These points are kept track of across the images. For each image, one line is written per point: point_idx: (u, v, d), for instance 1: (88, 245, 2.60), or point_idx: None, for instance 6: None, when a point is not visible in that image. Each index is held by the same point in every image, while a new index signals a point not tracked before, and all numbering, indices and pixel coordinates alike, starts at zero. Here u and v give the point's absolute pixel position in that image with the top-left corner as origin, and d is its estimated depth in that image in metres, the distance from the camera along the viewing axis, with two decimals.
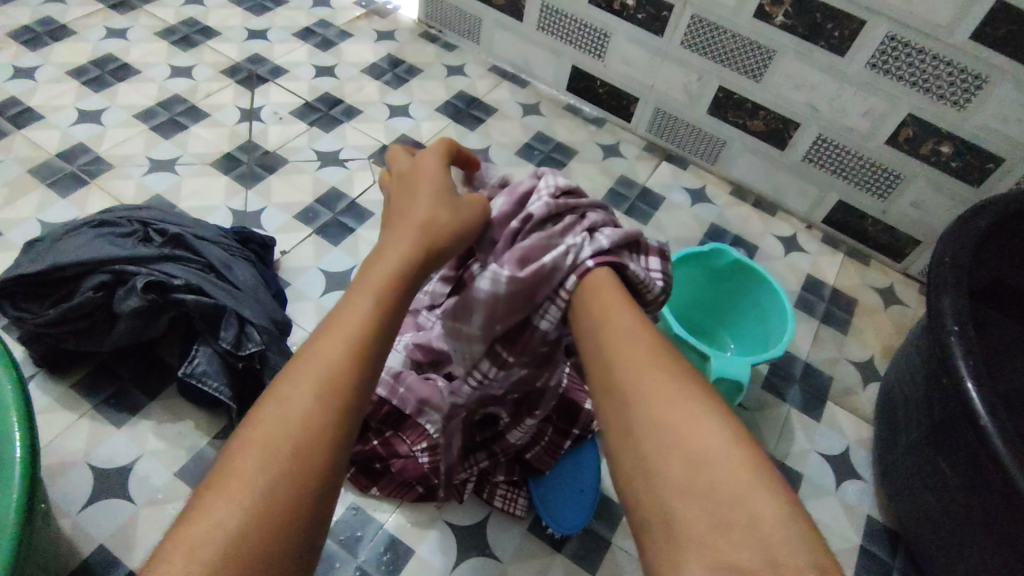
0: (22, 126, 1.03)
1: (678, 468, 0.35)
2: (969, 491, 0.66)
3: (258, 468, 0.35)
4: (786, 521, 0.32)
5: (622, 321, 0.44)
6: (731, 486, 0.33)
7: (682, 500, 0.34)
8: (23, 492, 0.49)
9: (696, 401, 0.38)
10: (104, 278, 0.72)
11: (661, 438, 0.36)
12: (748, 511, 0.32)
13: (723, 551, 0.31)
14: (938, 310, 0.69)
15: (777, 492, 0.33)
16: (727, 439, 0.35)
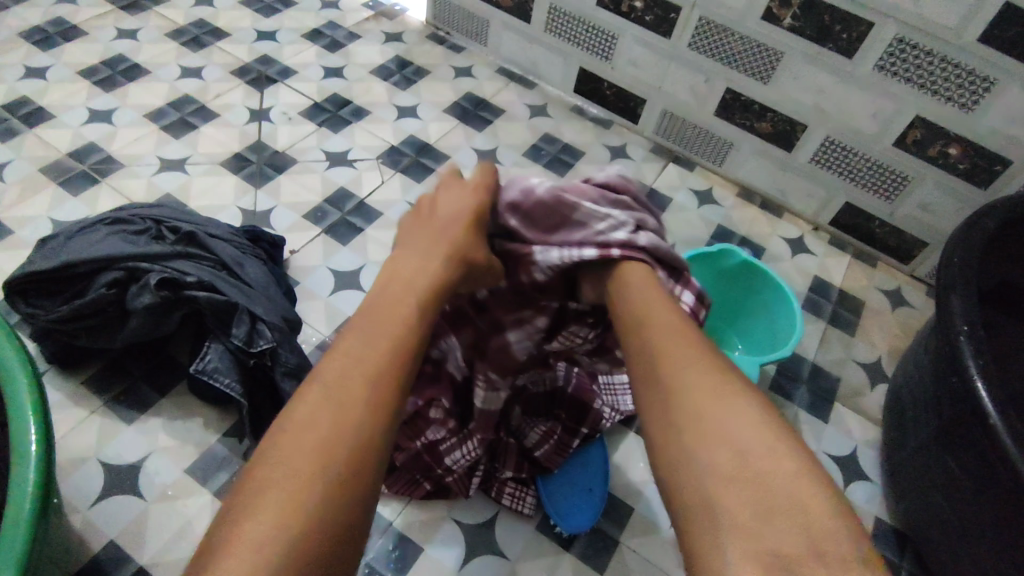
0: (33, 125, 1.04)
1: (718, 456, 0.36)
2: (978, 492, 0.66)
3: (310, 459, 0.36)
4: (828, 507, 0.33)
5: (650, 315, 0.47)
6: (771, 471, 0.35)
7: (720, 487, 0.35)
8: (39, 484, 0.49)
9: (732, 390, 0.40)
10: (117, 275, 0.72)
11: (699, 428, 0.38)
12: (791, 498, 0.34)
13: (769, 535, 0.33)
14: (947, 310, 0.69)
15: (816, 478, 0.35)
16: (764, 427, 0.37)
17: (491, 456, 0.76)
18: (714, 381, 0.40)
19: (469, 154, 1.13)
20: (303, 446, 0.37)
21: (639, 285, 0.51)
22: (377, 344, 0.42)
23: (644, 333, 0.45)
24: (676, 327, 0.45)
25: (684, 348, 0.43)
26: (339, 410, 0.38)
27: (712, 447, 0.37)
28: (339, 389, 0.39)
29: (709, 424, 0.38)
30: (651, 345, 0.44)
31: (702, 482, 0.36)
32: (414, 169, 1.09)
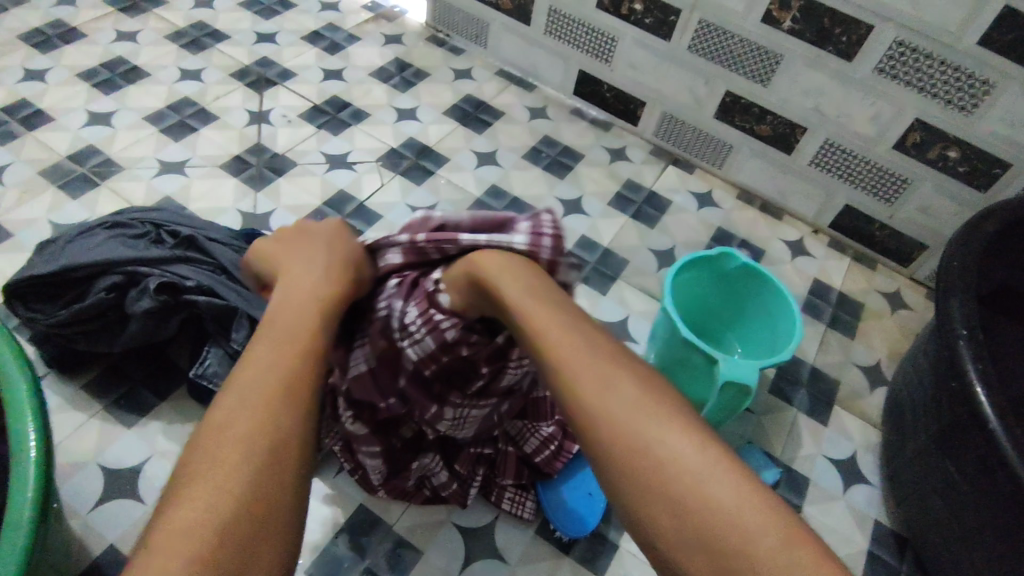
0: (33, 127, 1.04)
1: (659, 507, 0.34)
2: (977, 496, 0.66)
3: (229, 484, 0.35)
4: (780, 552, 0.32)
5: (561, 332, 0.42)
6: (720, 520, 0.33)
7: (671, 540, 0.34)
8: (38, 488, 0.49)
9: (668, 428, 0.36)
10: (117, 279, 0.72)
11: (631, 474, 0.35)
12: (742, 553, 0.32)
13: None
14: (947, 314, 0.69)
15: (768, 521, 0.33)
16: (711, 471, 0.35)
17: (490, 464, 0.76)
18: (648, 418, 0.37)
19: (468, 157, 1.13)
20: (229, 475, 0.35)
21: (526, 296, 0.45)
22: (277, 358, 0.41)
23: (554, 362, 0.41)
24: (584, 346, 0.41)
25: (602, 376, 0.39)
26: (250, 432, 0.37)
27: (651, 497, 0.35)
28: (240, 416, 0.38)
29: (647, 469, 0.35)
30: (565, 375, 0.40)
31: (651, 531, 0.35)
32: (413, 171, 1.09)
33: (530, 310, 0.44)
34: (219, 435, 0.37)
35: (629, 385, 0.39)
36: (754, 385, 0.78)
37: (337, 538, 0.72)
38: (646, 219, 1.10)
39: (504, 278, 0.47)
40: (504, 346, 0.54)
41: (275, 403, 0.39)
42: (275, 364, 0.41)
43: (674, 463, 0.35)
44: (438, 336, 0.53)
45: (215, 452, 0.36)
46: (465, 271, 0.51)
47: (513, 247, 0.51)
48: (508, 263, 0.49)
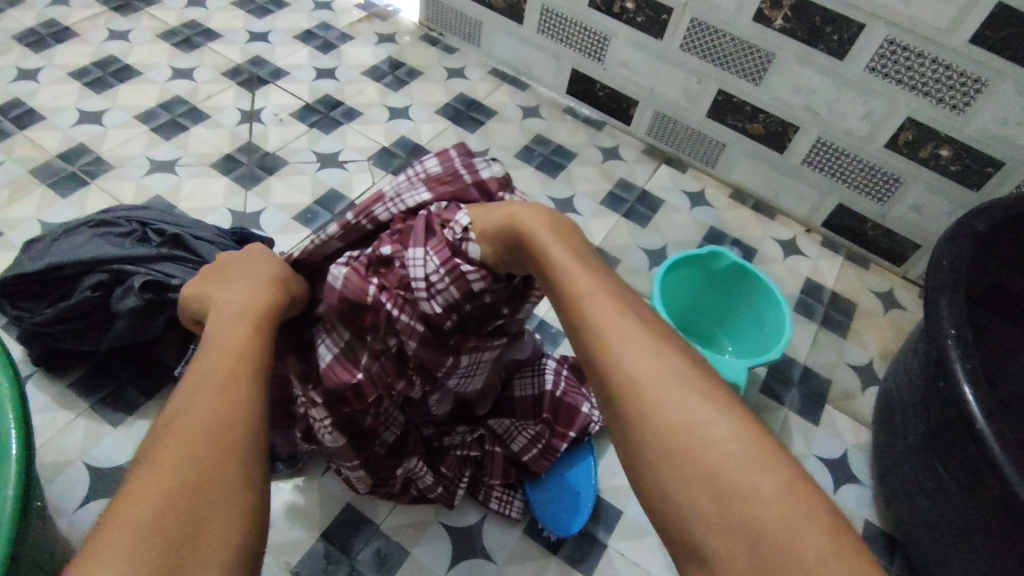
0: (24, 127, 1.03)
1: (690, 469, 0.30)
2: (965, 496, 0.66)
3: (178, 467, 0.33)
4: (826, 534, 0.28)
5: (585, 279, 0.40)
6: (774, 522, 0.28)
7: (711, 534, 0.29)
8: (18, 486, 0.49)
9: (701, 389, 0.33)
10: (102, 277, 0.72)
11: (684, 457, 0.31)
12: (781, 531, 0.28)
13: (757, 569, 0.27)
14: (936, 313, 0.68)
15: (808, 502, 0.29)
16: (748, 438, 0.31)
17: (477, 464, 0.76)
18: (682, 373, 0.34)
19: None
20: (171, 463, 0.33)
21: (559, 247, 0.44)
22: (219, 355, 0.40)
23: (578, 307, 0.38)
24: (608, 293, 0.38)
25: (643, 345, 0.35)
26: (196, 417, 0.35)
27: (678, 458, 0.31)
28: (187, 407, 0.36)
29: (679, 425, 0.31)
30: (601, 340, 0.36)
31: (674, 498, 0.30)
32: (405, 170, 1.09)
33: (561, 260, 0.44)
34: (170, 424, 0.35)
35: (657, 335, 0.36)
36: (744, 382, 0.78)
37: (324, 538, 0.71)
38: (639, 218, 1.09)
39: (541, 228, 0.47)
40: (520, 287, 0.56)
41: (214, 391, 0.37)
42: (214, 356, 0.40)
43: (707, 422, 0.31)
44: (464, 285, 0.53)
45: (164, 444, 0.34)
46: (499, 221, 0.50)
47: (429, 173, 0.59)
48: (537, 218, 0.48)
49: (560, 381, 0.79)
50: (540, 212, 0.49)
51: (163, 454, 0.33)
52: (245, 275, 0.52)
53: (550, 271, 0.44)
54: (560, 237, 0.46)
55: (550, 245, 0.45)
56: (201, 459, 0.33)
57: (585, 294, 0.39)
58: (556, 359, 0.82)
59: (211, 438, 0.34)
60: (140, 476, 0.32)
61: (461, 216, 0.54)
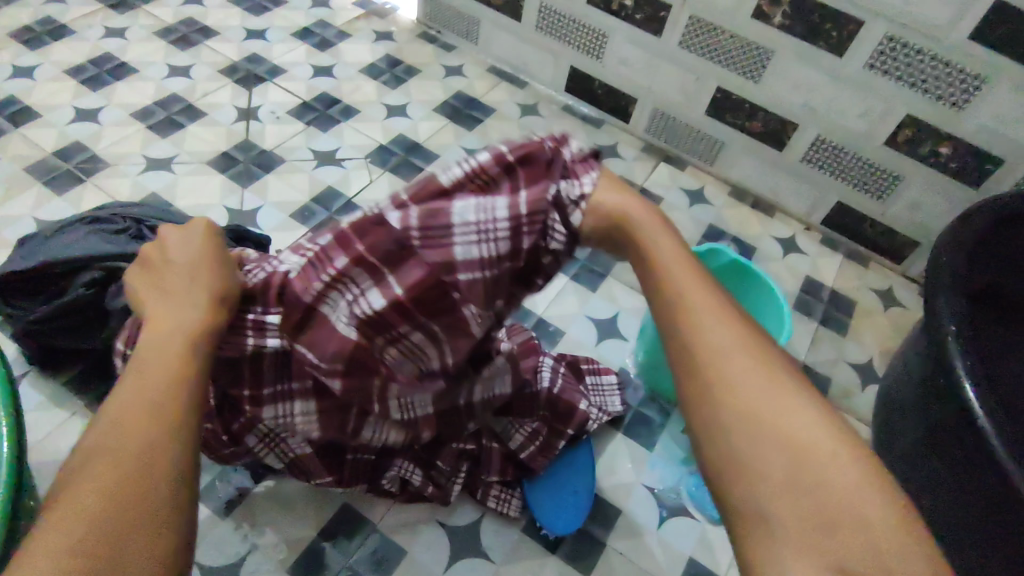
0: (19, 124, 1.03)
1: (776, 460, 0.34)
2: (965, 493, 0.66)
3: (78, 528, 0.31)
4: (900, 528, 0.31)
5: (689, 280, 0.41)
6: (840, 495, 0.32)
7: (777, 497, 0.33)
8: (10, 484, 0.48)
9: (797, 394, 0.36)
10: (96, 274, 0.71)
11: (759, 430, 0.35)
12: (860, 520, 0.31)
13: (829, 550, 0.31)
14: (936, 310, 0.68)
15: (884, 494, 0.32)
16: (837, 441, 0.34)
17: (474, 461, 0.75)
18: (780, 380, 0.37)
19: (457, 153, 1.12)
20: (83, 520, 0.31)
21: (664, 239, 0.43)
22: (143, 388, 0.37)
23: (682, 311, 0.39)
24: (720, 304, 0.40)
25: (733, 335, 0.38)
26: (104, 470, 0.33)
27: (769, 450, 0.34)
28: (103, 456, 0.34)
29: (766, 424, 0.35)
30: (687, 315, 0.39)
31: (745, 459, 0.34)
32: (403, 168, 1.09)
33: (664, 254, 0.43)
34: (79, 479, 0.33)
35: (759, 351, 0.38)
36: None
37: (321, 536, 0.71)
38: None
39: (654, 232, 0.44)
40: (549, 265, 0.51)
41: (142, 437, 0.34)
42: (148, 386, 0.37)
43: (801, 423, 0.35)
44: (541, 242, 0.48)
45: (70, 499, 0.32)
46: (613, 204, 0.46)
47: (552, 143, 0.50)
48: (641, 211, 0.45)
49: (558, 378, 0.79)
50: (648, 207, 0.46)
51: (69, 511, 0.32)
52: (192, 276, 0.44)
53: (652, 260, 0.43)
54: (672, 235, 0.44)
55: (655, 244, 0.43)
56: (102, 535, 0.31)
57: (697, 299, 0.40)
58: (553, 356, 0.82)
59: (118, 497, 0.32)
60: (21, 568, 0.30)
61: (585, 177, 0.47)
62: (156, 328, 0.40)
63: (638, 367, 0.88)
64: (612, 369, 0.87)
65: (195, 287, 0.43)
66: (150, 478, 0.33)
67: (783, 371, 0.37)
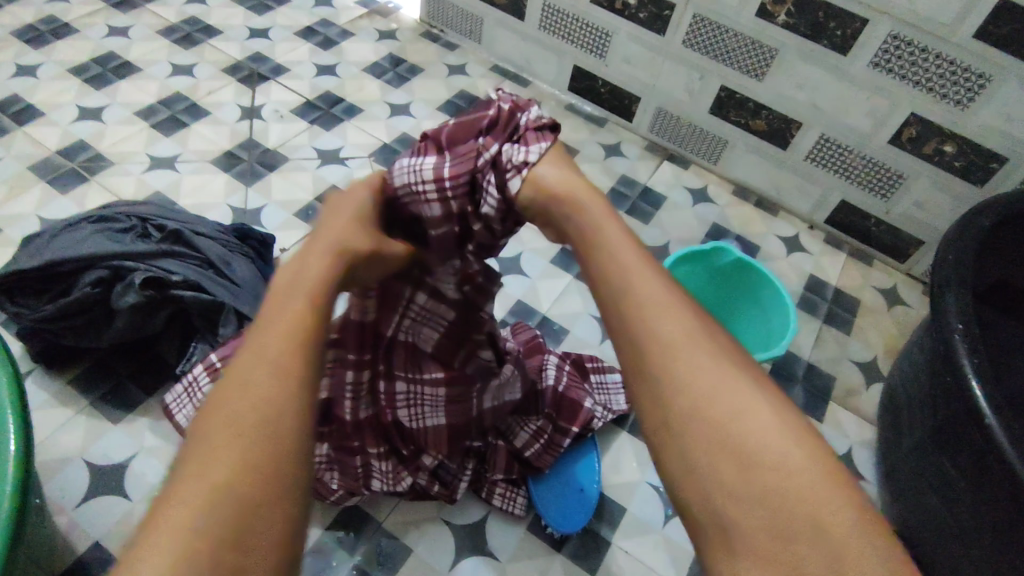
0: (23, 123, 1.03)
1: (724, 461, 0.31)
2: (972, 491, 0.66)
3: (217, 472, 0.29)
4: (861, 530, 0.28)
5: (631, 261, 0.38)
6: (797, 497, 0.29)
7: (732, 501, 0.30)
8: (17, 482, 0.48)
9: (752, 389, 0.33)
10: (102, 273, 0.71)
11: (710, 428, 0.31)
12: (818, 527, 0.28)
13: (787, 563, 0.28)
14: (942, 308, 0.68)
15: (841, 493, 0.29)
16: (792, 438, 0.31)
17: (480, 459, 0.75)
18: (725, 367, 0.33)
19: None
20: (224, 459, 0.29)
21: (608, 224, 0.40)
22: (277, 331, 0.34)
23: (624, 292, 0.36)
24: (670, 291, 0.36)
25: (683, 328, 0.34)
26: (248, 407, 0.31)
27: (718, 452, 0.31)
28: (244, 393, 0.31)
29: (715, 422, 0.31)
30: (637, 306, 0.35)
31: (697, 462, 0.31)
32: None
33: (617, 245, 0.39)
34: (220, 419, 0.31)
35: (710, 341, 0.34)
36: None
37: (327, 534, 0.71)
38: (640, 215, 1.09)
39: (602, 218, 0.41)
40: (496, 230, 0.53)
41: (270, 378, 0.32)
42: (272, 331, 0.34)
43: (753, 419, 0.31)
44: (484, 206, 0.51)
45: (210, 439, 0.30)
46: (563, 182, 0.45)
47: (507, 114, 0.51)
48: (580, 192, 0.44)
49: (563, 376, 0.79)
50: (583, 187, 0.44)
51: (210, 447, 0.30)
52: (322, 241, 0.43)
53: (603, 250, 0.39)
54: (621, 223, 0.41)
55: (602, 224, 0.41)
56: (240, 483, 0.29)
57: (630, 275, 0.37)
58: (557, 355, 0.83)
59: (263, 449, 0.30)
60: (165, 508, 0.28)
61: (533, 145, 0.48)
62: (283, 279, 0.38)
63: None
64: (617, 368, 0.87)
65: (320, 248, 0.41)
66: (287, 423, 0.31)
67: (733, 358, 0.34)
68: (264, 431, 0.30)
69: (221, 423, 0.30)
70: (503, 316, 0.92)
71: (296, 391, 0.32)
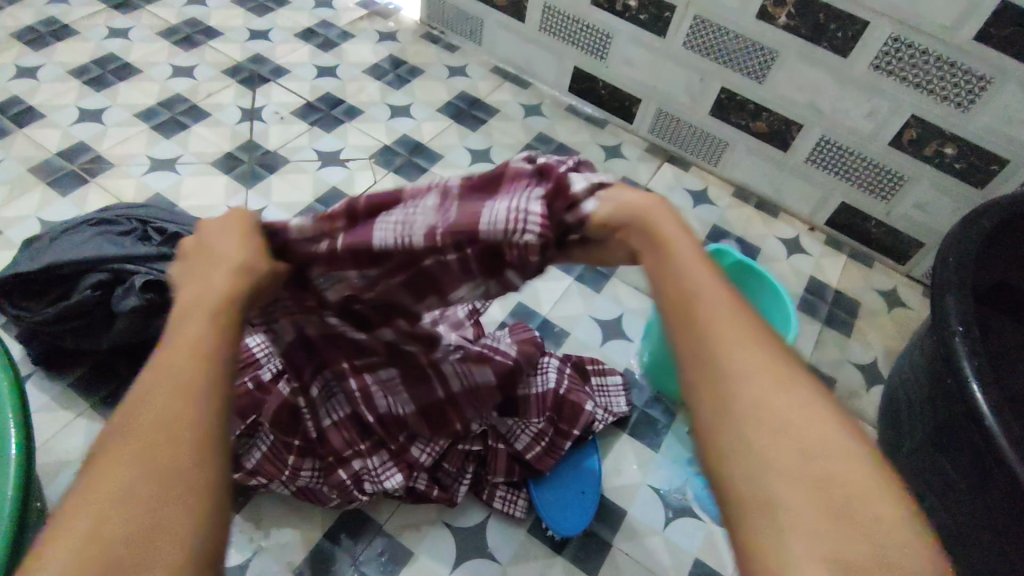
0: (23, 125, 1.03)
1: (787, 448, 0.30)
2: (974, 494, 0.66)
3: (110, 483, 0.28)
4: (909, 526, 0.28)
5: (703, 272, 0.37)
6: (859, 493, 0.29)
7: (792, 489, 0.29)
8: (18, 485, 0.48)
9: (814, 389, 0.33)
10: (103, 276, 0.71)
11: (777, 418, 0.31)
12: (873, 515, 0.28)
13: (843, 546, 0.27)
14: (942, 311, 0.68)
15: (896, 496, 0.29)
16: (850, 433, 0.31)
17: (480, 462, 0.75)
18: (796, 370, 0.33)
19: (462, 154, 1.12)
20: (121, 471, 0.29)
21: (683, 240, 0.40)
22: (175, 345, 0.33)
23: (695, 295, 0.36)
24: (741, 301, 0.36)
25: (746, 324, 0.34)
26: (135, 424, 0.30)
27: (784, 441, 0.30)
28: (133, 415, 0.31)
29: (778, 412, 0.31)
30: (694, 304, 0.36)
31: (756, 450, 0.30)
32: (407, 169, 1.08)
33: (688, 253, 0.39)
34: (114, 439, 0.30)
35: (773, 342, 0.34)
36: None
37: (327, 536, 0.71)
38: None
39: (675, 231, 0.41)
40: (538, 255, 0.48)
41: (164, 391, 0.31)
42: (173, 346, 0.33)
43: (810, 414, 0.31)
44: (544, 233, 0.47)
45: (99, 461, 0.29)
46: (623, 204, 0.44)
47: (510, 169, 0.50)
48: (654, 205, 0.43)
49: (564, 378, 0.79)
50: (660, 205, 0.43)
51: (106, 468, 0.29)
52: (232, 251, 0.42)
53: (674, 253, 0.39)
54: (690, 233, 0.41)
55: (677, 238, 0.40)
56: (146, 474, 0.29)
57: (701, 284, 0.37)
58: (558, 357, 0.83)
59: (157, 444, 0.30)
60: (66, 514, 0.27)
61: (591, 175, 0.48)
62: (186, 299, 0.37)
63: (643, 367, 0.88)
64: (618, 370, 0.87)
65: (211, 261, 0.41)
66: (178, 430, 0.30)
67: (797, 363, 0.34)
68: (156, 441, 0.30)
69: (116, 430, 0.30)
70: (503, 317, 0.92)
71: (196, 398, 0.31)
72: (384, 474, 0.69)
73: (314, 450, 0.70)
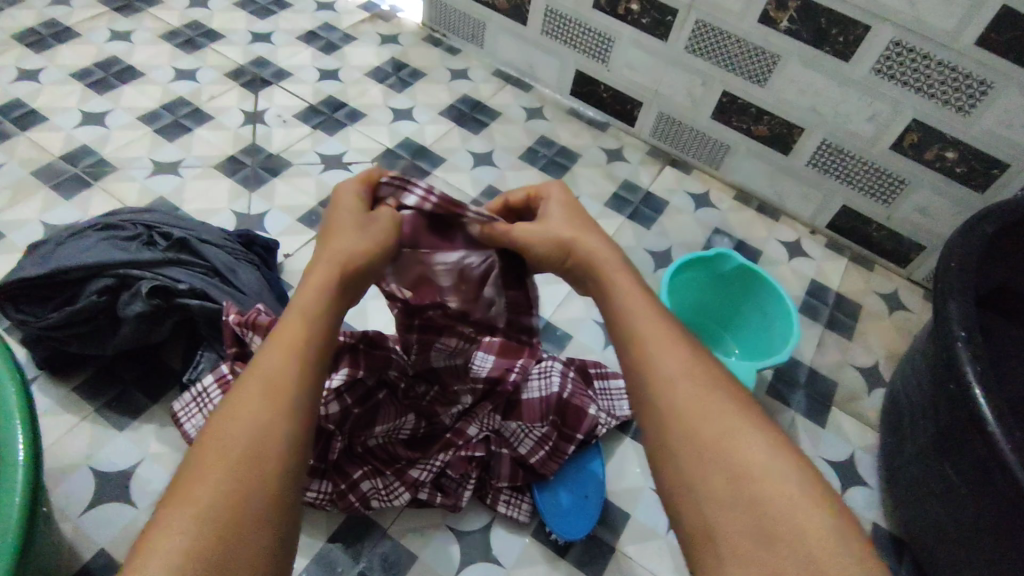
0: (25, 127, 1.03)
1: (715, 472, 0.37)
2: (973, 497, 0.66)
3: (224, 468, 0.36)
4: (834, 535, 0.34)
5: (639, 304, 0.46)
6: (781, 510, 0.35)
7: (722, 509, 0.36)
8: (28, 493, 0.48)
9: (750, 423, 0.39)
10: (109, 282, 0.72)
11: (705, 449, 0.38)
12: (796, 526, 0.34)
13: (772, 560, 0.33)
14: (945, 316, 0.68)
15: (821, 505, 0.35)
16: (780, 456, 0.37)
17: (483, 466, 0.75)
18: (728, 399, 0.40)
19: (464, 157, 1.12)
20: (219, 456, 0.37)
21: (629, 282, 0.48)
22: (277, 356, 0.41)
23: (633, 338, 0.44)
24: (671, 329, 0.44)
25: (685, 365, 0.41)
26: (246, 420, 0.38)
27: (711, 467, 0.37)
28: (233, 417, 0.38)
29: (709, 446, 0.38)
30: (640, 343, 0.43)
31: (697, 486, 0.37)
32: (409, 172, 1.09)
33: (632, 288, 0.47)
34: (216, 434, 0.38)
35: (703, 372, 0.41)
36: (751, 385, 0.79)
37: (331, 541, 0.71)
38: (643, 219, 1.09)
39: (615, 269, 0.49)
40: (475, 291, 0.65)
41: (262, 406, 0.39)
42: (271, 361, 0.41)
43: (743, 449, 0.37)
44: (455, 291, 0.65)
45: (206, 450, 0.37)
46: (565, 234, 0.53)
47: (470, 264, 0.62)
48: (600, 246, 0.51)
49: (568, 383, 0.80)
50: (611, 249, 0.51)
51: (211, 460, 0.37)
52: (329, 256, 0.48)
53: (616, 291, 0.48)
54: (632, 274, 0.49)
55: (616, 279, 0.48)
56: (241, 462, 0.37)
57: (640, 316, 0.45)
58: (562, 361, 0.83)
59: (264, 446, 0.37)
60: (187, 485, 0.36)
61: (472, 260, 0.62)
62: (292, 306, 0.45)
63: None
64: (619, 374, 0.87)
65: (323, 260, 0.48)
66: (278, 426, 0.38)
67: (733, 391, 0.41)
68: (257, 455, 0.37)
69: (223, 417, 0.39)
70: None
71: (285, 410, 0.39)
72: (393, 492, 0.71)
73: (325, 470, 0.71)
